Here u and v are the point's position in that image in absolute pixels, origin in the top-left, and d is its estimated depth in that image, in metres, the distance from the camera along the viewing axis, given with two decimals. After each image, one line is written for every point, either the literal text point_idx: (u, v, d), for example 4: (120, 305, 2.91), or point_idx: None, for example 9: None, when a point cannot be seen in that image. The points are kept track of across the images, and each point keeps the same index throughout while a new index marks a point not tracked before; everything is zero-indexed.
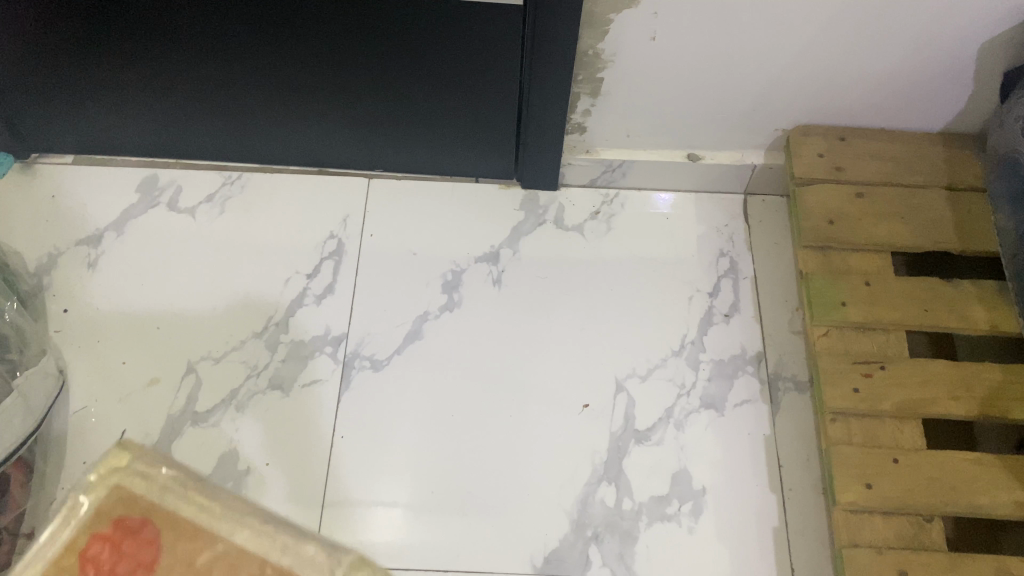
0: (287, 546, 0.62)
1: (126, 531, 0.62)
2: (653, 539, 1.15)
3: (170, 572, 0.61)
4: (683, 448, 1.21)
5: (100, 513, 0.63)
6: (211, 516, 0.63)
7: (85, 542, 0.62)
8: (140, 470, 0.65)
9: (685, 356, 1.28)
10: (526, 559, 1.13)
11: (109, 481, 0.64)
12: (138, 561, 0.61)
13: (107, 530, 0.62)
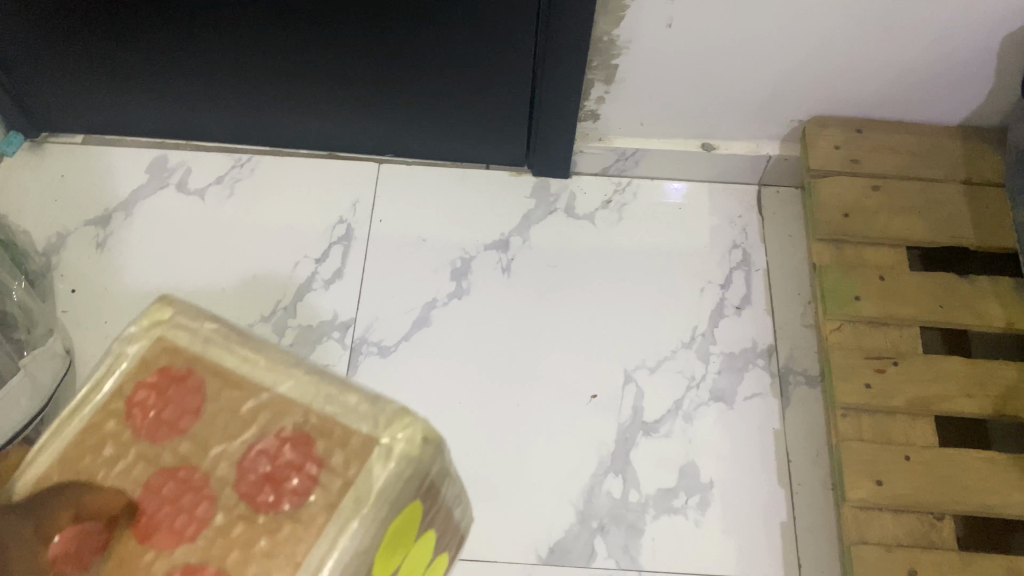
0: (332, 396, 0.57)
1: (172, 378, 0.60)
2: (659, 531, 1.14)
3: (217, 416, 0.58)
4: (691, 440, 1.20)
5: (144, 363, 0.61)
6: (254, 368, 0.59)
7: (134, 389, 0.60)
8: (183, 320, 0.62)
9: (695, 349, 1.27)
10: (531, 549, 1.12)
11: (155, 328, 0.62)
12: (185, 406, 0.58)
13: (153, 378, 0.60)
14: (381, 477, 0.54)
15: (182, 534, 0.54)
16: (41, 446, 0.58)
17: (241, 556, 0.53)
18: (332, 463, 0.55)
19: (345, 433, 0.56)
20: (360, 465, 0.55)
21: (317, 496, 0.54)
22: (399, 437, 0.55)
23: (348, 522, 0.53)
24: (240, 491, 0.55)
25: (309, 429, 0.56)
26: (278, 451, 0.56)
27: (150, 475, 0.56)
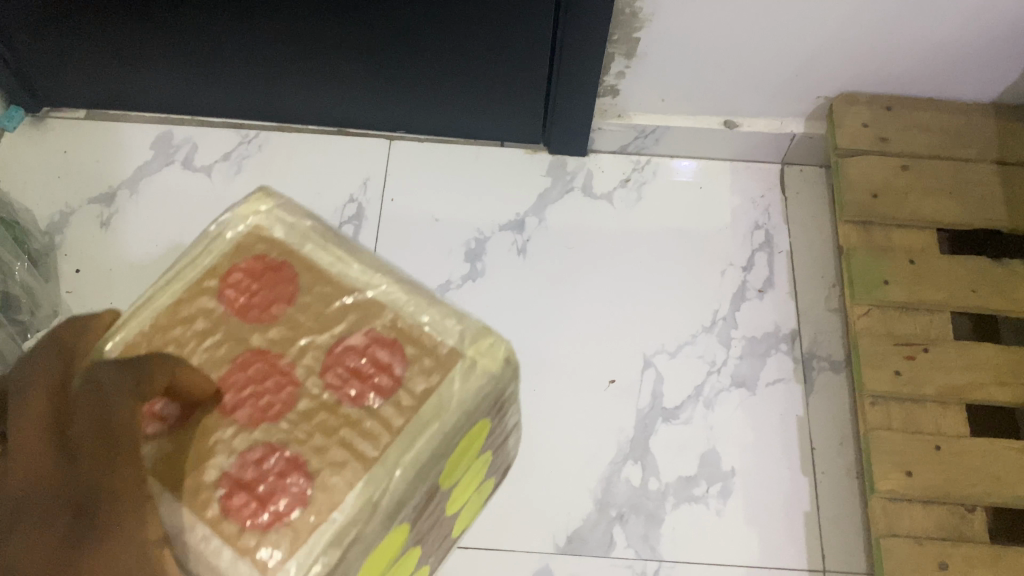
0: (420, 307, 0.73)
1: (268, 267, 0.75)
2: (680, 520, 1.11)
3: (306, 306, 0.73)
4: (712, 428, 1.17)
5: (243, 247, 0.76)
6: (346, 269, 0.75)
7: (230, 271, 0.75)
8: (278, 222, 0.77)
9: (716, 333, 1.23)
10: (548, 539, 1.10)
11: (252, 222, 0.77)
12: (278, 295, 0.73)
13: (248, 263, 0.75)
14: (465, 384, 0.70)
15: (268, 411, 0.68)
16: (147, 303, 0.72)
17: (324, 436, 0.67)
18: (414, 368, 0.70)
19: (432, 343, 0.72)
20: (440, 376, 0.70)
21: (398, 394, 0.69)
22: (480, 358, 0.71)
23: (428, 422, 0.68)
24: (320, 375, 0.70)
25: (396, 333, 0.72)
26: (366, 348, 0.71)
27: (243, 355, 0.70)
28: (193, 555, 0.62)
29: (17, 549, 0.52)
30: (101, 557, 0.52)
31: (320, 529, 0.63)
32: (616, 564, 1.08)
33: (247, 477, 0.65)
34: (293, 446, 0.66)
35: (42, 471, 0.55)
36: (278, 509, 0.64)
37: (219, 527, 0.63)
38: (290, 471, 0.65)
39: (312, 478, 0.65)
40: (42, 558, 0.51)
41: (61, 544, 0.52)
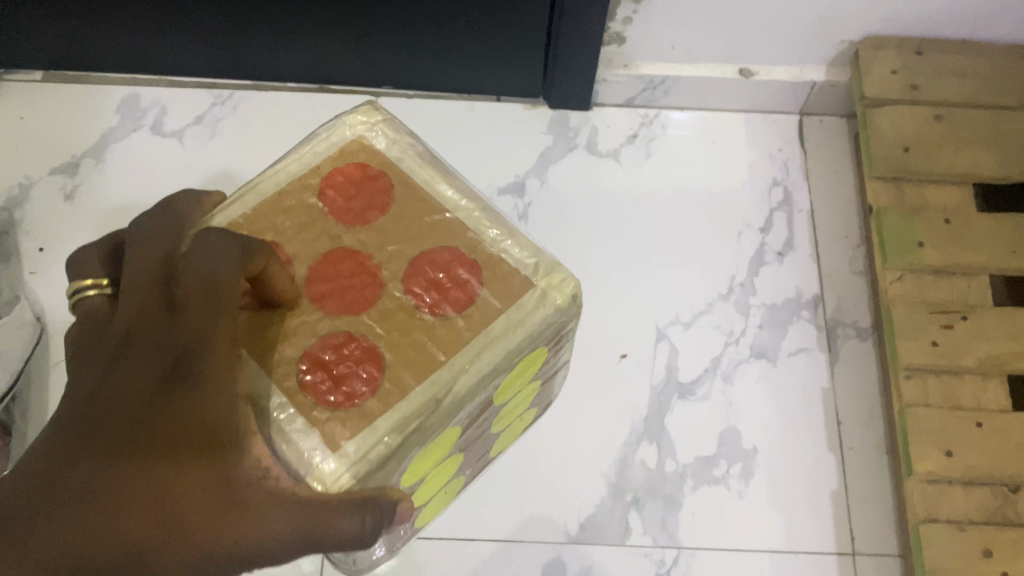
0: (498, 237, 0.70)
1: (367, 176, 0.72)
2: (699, 504, 1.04)
3: (398, 218, 0.70)
4: (731, 404, 1.09)
5: (346, 153, 0.73)
6: (439, 190, 0.72)
7: (332, 171, 0.72)
8: (382, 135, 0.74)
9: (734, 302, 1.15)
10: (560, 527, 1.03)
11: (357, 129, 0.74)
12: (374, 203, 0.71)
13: (349, 167, 0.72)
14: (535, 311, 0.67)
15: (351, 305, 0.65)
16: (254, 183, 0.71)
17: (396, 339, 0.65)
18: (491, 291, 0.67)
19: (509, 271, 0.68)
20: (511, 301, 0.67)
21: (472, 309, 0.66)
22: (557, 286, 0.68)
23: (501, 334, 0.65)
24: (404, 280, 0.67)
25: (479, 257, 0.69)
26: (450, 263, 0.68)
27: (333, 247, 0.68)
28: (269, 425, 0.60)
29: (120, 381, 0.55)
30: (192, 403, 0.54)
31: (386, 419, 0.61)
32: (633, 552, 1.02)
33: (326, 358, 0.63)
34: (373, 340, 0.64)
35: (144, 318, 0.57)
36: (350, 391, 0.62)
37: (293, 401, 0.61)
38: (365, 361, 0.63)
39: (384, 373, 0.63)
40: (138, 396, 0.54)
41: (159, 386, 0.54)
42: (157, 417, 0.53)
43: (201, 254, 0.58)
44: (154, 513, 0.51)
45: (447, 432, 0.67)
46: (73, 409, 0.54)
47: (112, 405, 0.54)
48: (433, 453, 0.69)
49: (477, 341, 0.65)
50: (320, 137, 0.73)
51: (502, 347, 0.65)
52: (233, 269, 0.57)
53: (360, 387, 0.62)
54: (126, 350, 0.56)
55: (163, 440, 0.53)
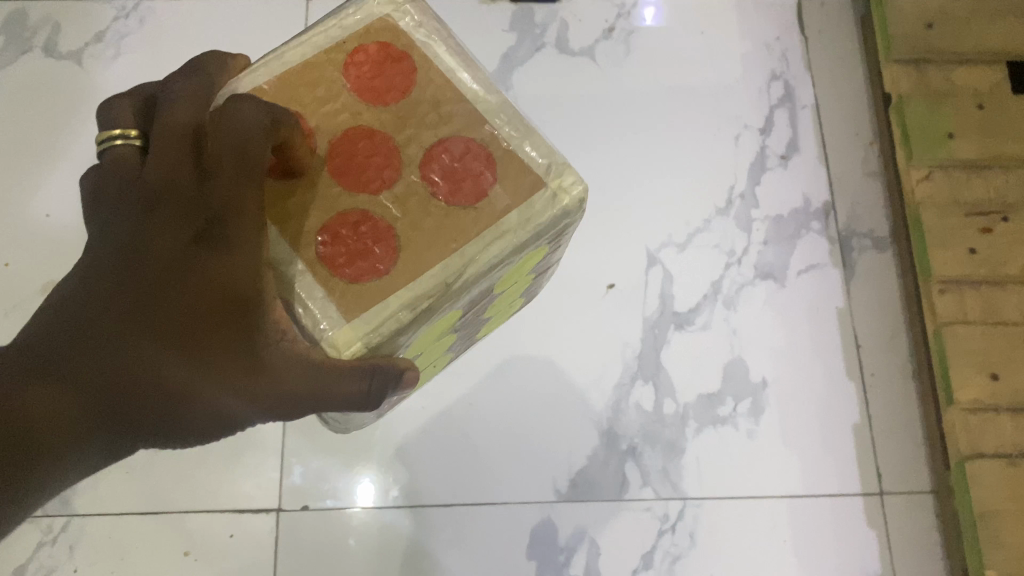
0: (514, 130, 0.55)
1: (388, 57, 0.56)
2: (705, 448, 0.91)
3: (416, 107, 0.55)
4: (735, 332, 0.96)
5: (370, 31, 0.57)
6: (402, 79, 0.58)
7: (357, 48, 0.56)
8: (414, 19, 0.57)
9: (734, 217, 1.00)
10: (547, 485, 0.90)
11: (384, 7, 0.57)
12: (395, 85, 0.55)
13: (373, 47, 0.56)
14: (547, 211, 0.53)
15: (360, 185, 0.52)
16: (276, 55, 0.56)
17: (404, 229, 0.52)
18: (506, 185, 0.53)
19: (520, 169, 0.54)
20: (521, 196, 0.53)
21: (487, 201, 0.53)
22: (570, 183, 0.54)
23: (507, 236, 0.52)
24: (426, 160, 0.53)
25: (497, 146, 0.54)
26: (468, 148, 0.54)
27: (353, 122, 0.54)
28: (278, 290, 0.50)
29: (150, 230, 0.47)
30: (227, 271, 0.46)
31: (394, 298, 0.50)
32: (632, 508, 0.89)
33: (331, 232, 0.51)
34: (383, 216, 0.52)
35: (171, 167, 0.47)
36: (356, 273, 0.50)
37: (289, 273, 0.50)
38: (374, 241, 0.51)
39: (397, 257, 0.51)
40: (171, 250, 0.46)
41: (191, 244, 0.46)
42: (190, 276, 0.46)
43: (232, 106, 0.46)
44: (190, 374, 0.46)
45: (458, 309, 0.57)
46: (104, 251, 0.47)
47: (142, 256, 0.47)
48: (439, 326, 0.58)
49: (484, 236, 0.52)
50: (344, 13, 0.57)
51: (510, 246, 0.52)
52: (266, 135, 0.45)
53: (376, 265, 0.51)
54: (144, 194, 0.47)
55: (192, 302, 0.46)
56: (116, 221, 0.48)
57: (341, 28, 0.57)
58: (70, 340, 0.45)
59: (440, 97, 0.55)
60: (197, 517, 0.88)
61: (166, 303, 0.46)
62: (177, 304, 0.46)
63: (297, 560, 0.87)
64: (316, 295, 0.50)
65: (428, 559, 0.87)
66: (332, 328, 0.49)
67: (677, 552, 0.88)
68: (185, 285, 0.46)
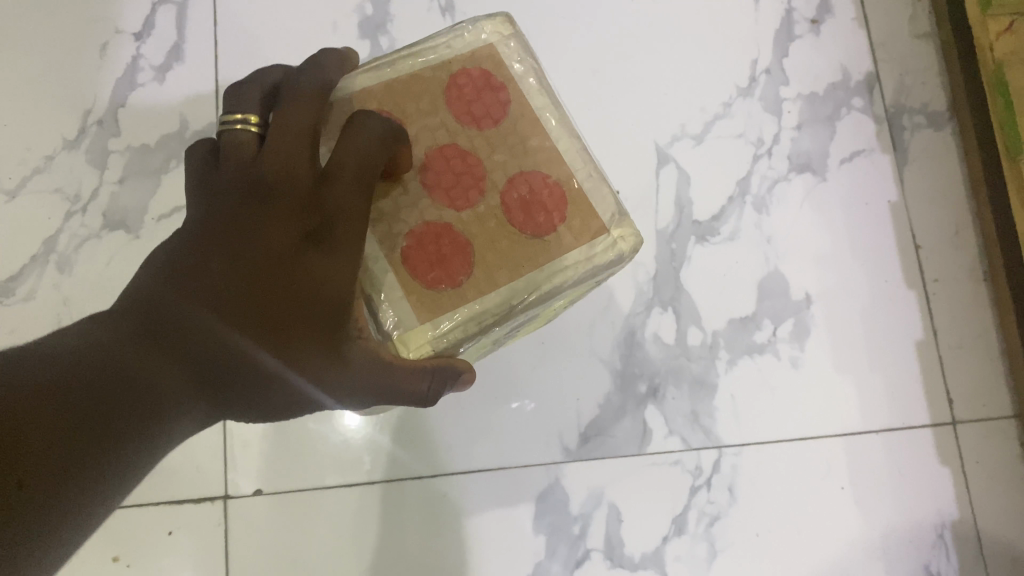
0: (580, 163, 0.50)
1: (487, 85, 0.51)
2: (740, 384, 0.75)
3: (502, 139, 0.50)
4: (770, 239, 0.79)
5: (473, 55, 0.51)
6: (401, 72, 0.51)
7: (460, 70, 0.51)
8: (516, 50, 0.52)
9: (759, 98, 0.83)
10: (553, 441, 0.74)
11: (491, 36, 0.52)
12: (488, 111, 0.50)
13: (475, 71, 0.51)
14: (606, 257, 0.49)
15: (444, 198, 0.48)
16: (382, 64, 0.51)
17: (481, 247, 0.48)
18: (572, 227, 0.49)
19: (588, 214, 0.49)
20: (586, 238, 0.49)
21: (560, 234, 0.48)
22: (629, 232, 0.50)
23: (571, 268, 0.48)
24: (508, 184, 0.49)
25: (575, 191, 0.50)
26: (545, 187, 0.49)
27: (448, 140, 0.49)
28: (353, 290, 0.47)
29: (252, 218, 0.43)
30: (337, 272, 0.43)
31: (463, 310, 0.47)
32: (656, 462, 0.73)
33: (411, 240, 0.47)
34: (461, 234, 0.48)
35: (285, 155, 0.43)
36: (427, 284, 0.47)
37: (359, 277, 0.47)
38: (450, 261, 0.47)
39: (472, 273, 0.47)
40: (276, 241, 0.43)
41: (300, 239, 0.43)
42: (296, 272, 0.43)
43: (355, 119, 0.44)
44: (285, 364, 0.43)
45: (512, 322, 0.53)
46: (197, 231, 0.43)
47: (244, 241, 0.43)
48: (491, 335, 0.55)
49: (550, 264, 0.48)
50: (449, 36, 0.52)
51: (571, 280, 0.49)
52: (384, 146, 0.44)
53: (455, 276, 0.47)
54: (246, 184, 0.43)
55: (302, 296, 0.42)
56: (212, 204, 0.44)
57: (449, 48, 0.51)
58: (179, 318, 0.41)
59: (526, 136, 0.50)
60: (126, 514, 0.71)
61: (269, 296, 0.42)
62: (286, 297, 0.42)
63: (256, 557, 0.71)
64: (394, 296, 0.47)
65: (414, 542, 0.72)
66: (409, 324, 0.46)
67: (715, 511, 0.73)
68: (291, 279, 0.43)
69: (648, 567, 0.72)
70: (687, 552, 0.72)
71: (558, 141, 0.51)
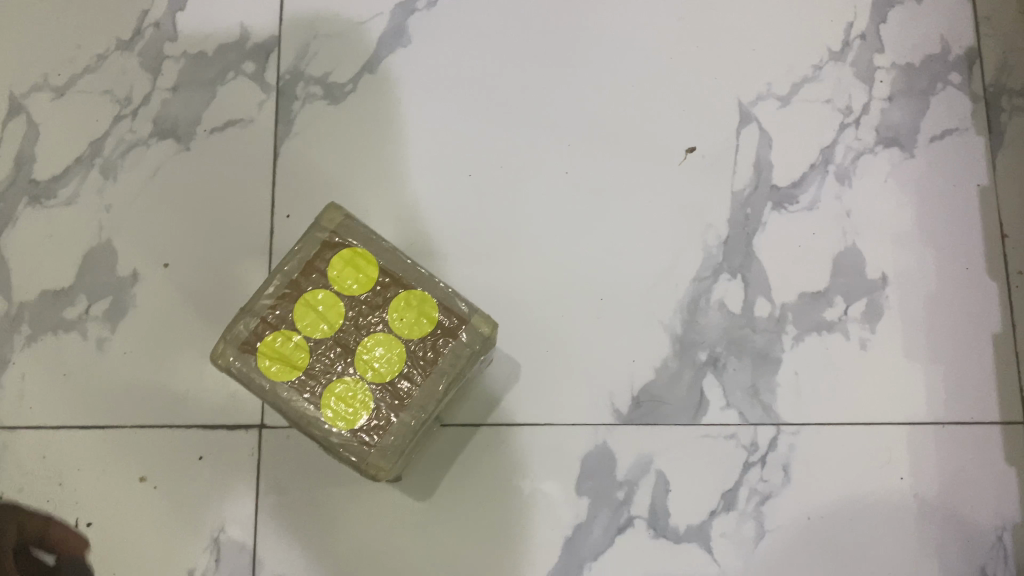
0: (387, 254, 0.58)
1: (304, 318, 0.56)
2: (805, 361, 0.72)
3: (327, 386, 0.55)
4: (849, 214, 0.75)
5: (312, 265, 0.57)
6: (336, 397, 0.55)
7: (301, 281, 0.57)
8: (318, 260, 0.57)
9: (851, 64, 0.78)
10: (603, 403, 0.70)
11: (332, 246, 0.57)
12: (348, 394, 0.55)
13: (310, 292, 0.56)
14: (343, 268, 0.57)
15: (300, 364, 0.55)
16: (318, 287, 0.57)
17: (331, 396, 0.55)
18: (341, 265, 0.57)
19: (342, 261, 0.57)
20: (340, 266, 0.57)
21: (315, 258, 0.57)
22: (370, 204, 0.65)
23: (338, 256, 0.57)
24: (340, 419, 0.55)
25: (348, 256, 0.57)
26: (311, 290, 0.56)
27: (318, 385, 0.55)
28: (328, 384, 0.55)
29: None
30: None
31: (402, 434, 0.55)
32: (710, 434, 0.70)
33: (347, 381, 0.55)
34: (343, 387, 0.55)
35: None
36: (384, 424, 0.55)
37: (350, 396, 0.55)
38: (345, 357, 0.56)
39: (376, 427, 0.55)
40: None
41: None
42: None
43: None
44: None
45: (354, 352, 0.56)
46: None
47: None
48: (390, 368, 0.56)
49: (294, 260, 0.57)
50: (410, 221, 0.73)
51: (295, 268, 0.57)
52: None
53: (264, 330, 0.56)
54: None
55: None
56: None
57: (290, 270, 0.57)
58: None
59: None
60: (157, 436, 0.68)
61: None
62: None
63: (288, 493, 0.68)
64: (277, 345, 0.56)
65: (446, 493, 0.69)
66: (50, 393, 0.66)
67: (766, 490, 0.69)
68: None
69: (693, 541, 0.68)
70: (733, 529, 0.69)
71: (288, 272, 0.57)
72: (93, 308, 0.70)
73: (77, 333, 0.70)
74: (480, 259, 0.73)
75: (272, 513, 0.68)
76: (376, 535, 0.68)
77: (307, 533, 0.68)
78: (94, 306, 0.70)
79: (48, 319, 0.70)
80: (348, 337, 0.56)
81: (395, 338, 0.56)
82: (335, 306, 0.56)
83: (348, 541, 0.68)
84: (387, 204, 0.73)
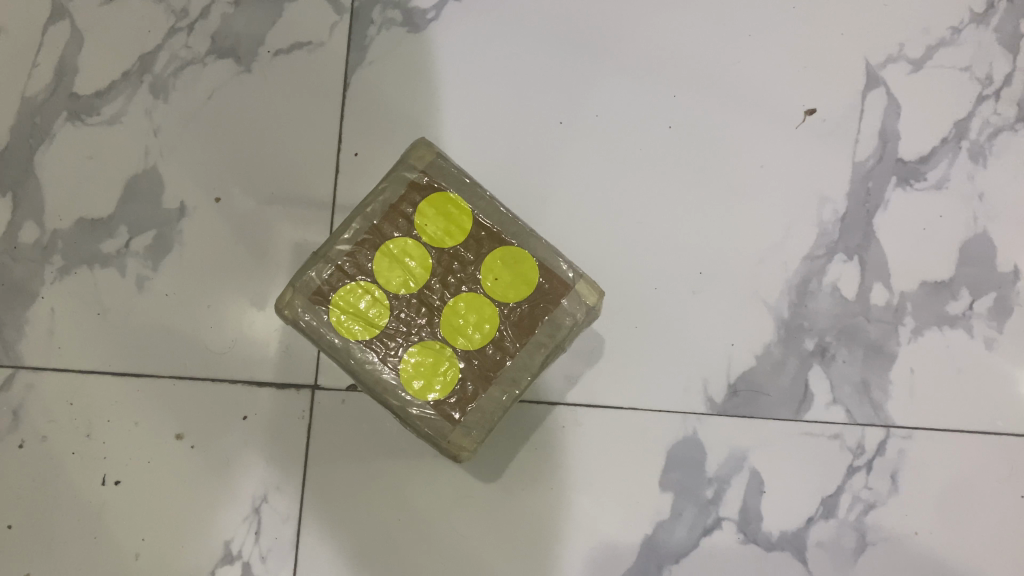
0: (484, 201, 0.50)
1: (385, 270, 0.48)
2: (923, 358, 0.64)
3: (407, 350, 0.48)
4: (982, 196, 0.67)
5: (397, 209, 0.49)
6: (418, 364, 0.47)
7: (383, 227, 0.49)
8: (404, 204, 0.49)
9: (995, 28, 0.69)
10: (697, 389, 0.63)
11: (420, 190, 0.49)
12: (431, 361, 0.47)
13: (394, 241, 0.49)
14: (433, 215, 0.49)
15: (378, 323, 0.48)
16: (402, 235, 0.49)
17: (412, 362, 0.47)
18: (429, 213, 0.49)
19: (431, 208, 0.49)
20: (430, 213, 0.49)
21: (401, 201, 0.49)
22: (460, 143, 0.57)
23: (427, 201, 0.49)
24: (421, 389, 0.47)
25: (439, 203, 0.49)
26: (394, 238, 0.49)
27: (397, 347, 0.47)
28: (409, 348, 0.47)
29: None
30: None
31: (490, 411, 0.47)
32: (813, 432, 0.63)
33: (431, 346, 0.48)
34: (425, 353, 0.47)
35: None
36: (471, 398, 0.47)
37: (434, 363, 0.47)
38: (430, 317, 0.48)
39: (461, 401, 0.47)
40: None
41: None
42: None
43: None
44: None
45: (441, 313, 0.48)
46: None
47: None
48: (481, 334, 0.48)
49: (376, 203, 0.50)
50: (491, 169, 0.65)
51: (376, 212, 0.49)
52: None
53: (339, 280, 0.48)
54: None
55: None
56: None
57: (372, 214, 0.49)
58: None
59: None
60: (196, 387, 0.61)
61: None
62: None
63: (339, 463, 0.61)
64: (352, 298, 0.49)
65: (514, 477, 0.61)
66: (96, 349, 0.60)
67: (871, 498, 0.62)
68: None
69: (785, 550, 0.61)
70: (831, 539, 0.61)
71: (369, 215, 0.49)
72: (134, 241, 0.63)
73: (115, 268, 0.63)
74: (568, 218, 0.65)
75: (320, 486, 0.60)
76: (434, 518, 0.61)
77: (357, 512, 0.60)
78: (135, 238, 0.63)
79: (82, 250, 0.63)
80: (435, 295, 0.48)
81: (488, 300, 0.48)
82: (422, 259, 0.48)
83: (402, 522, 0.60)
84: (467, 149, 0.66)
